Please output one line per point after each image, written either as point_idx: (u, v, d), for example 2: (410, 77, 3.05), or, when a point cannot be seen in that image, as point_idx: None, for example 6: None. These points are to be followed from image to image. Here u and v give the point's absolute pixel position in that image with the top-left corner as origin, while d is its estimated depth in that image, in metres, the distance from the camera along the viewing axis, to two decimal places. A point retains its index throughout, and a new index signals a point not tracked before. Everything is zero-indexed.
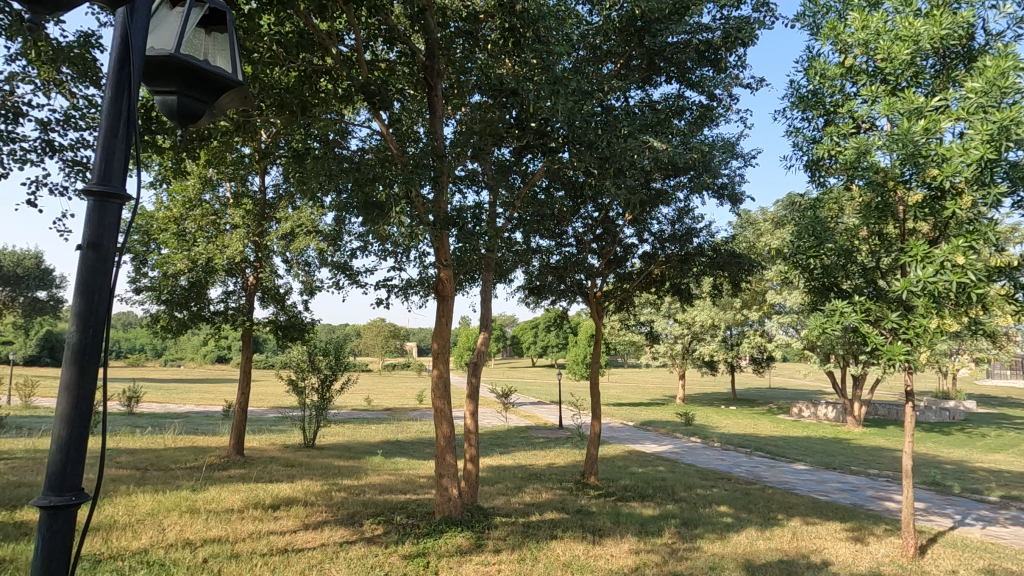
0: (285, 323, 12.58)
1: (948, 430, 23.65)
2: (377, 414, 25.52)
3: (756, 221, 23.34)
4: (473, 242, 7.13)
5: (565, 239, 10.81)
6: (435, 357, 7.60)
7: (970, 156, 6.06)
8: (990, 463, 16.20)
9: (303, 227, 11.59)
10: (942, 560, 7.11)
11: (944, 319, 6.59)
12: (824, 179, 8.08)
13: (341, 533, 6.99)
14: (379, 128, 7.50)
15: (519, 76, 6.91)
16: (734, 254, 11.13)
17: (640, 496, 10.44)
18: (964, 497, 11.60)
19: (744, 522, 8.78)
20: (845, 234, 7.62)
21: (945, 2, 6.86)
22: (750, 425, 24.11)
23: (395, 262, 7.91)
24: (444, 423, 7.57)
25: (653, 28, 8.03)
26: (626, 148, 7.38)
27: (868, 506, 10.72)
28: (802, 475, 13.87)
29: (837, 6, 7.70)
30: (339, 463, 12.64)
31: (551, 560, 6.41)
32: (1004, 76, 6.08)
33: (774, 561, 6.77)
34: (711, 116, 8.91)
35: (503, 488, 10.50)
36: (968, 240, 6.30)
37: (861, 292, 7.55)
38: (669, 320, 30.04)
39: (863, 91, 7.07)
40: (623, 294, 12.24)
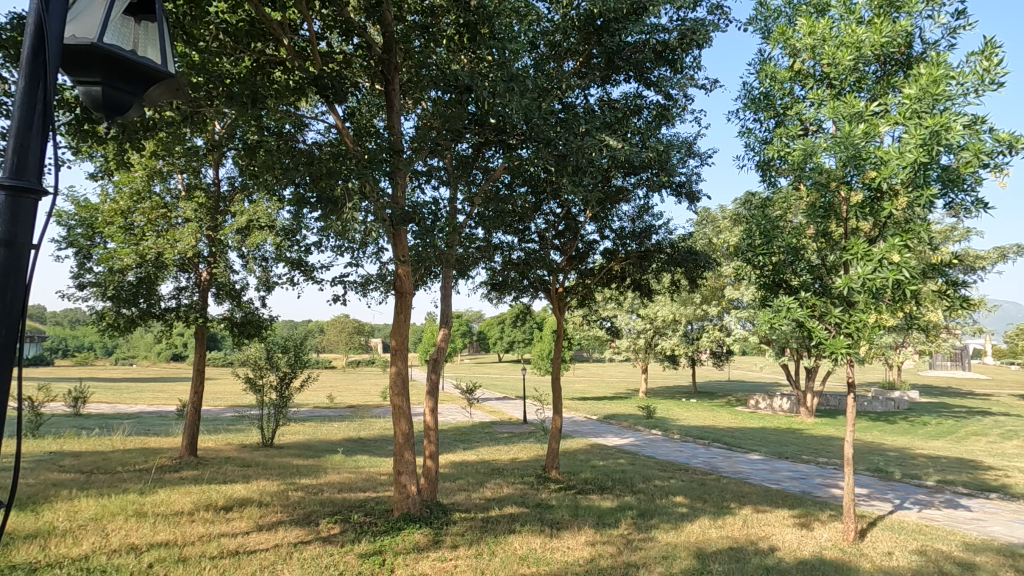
0: (240, 320, 12.22)
1: (893, 419, 24.86)
2: (340, 412, 25.12)
3: (715, 218, 23.86)
4: (431, 239, 7.09)
5: (528, 235, 10.87)
6: (393, 354, 7.51)
7: (906, 159, 6.37)
8: (929, 450, 17.12)
9: (259, 221, 11.27)
10: (880, 543, 7.49)
11: (882, 314, 6.93)
12: (774, 178, 8.34)
13: (296, 533, 6.88)
14: (335, 121, 7.36)
15: (475, 73, 6.90)
16: (691, 250, 11.37)
17: (600, 489, 10.63)
18: (904, 483, 12.24)
19: (698, 512, 9.04)
20: (793, 233, 7.92)
21: (885, 11, 7.19)
22: (709, 418, 24.81)
23: (352, 257, 7.82)
24: (402, 420, 7.47)
25: (611, 28, 8.15)
26: (582, 146, 7.45)
27: (815, 493, 11.19)
28: (756, 465, 14.34)
29: (787, 11, 7.97)
30: (297, 462, 12.40)
31: (508, 553, 6.47)
32: (937, 83, 6.39)
33: (724, 549, 7.01)
34: (668, 116, 9.09)
35: (465, 484, 10.51)
36: (903, 239, 6.63)
37: (808, 288, 7.85)
38: (632, 315, 30.62)
39: (810, 95, 7.34)
40: (585, 290, 12.37)
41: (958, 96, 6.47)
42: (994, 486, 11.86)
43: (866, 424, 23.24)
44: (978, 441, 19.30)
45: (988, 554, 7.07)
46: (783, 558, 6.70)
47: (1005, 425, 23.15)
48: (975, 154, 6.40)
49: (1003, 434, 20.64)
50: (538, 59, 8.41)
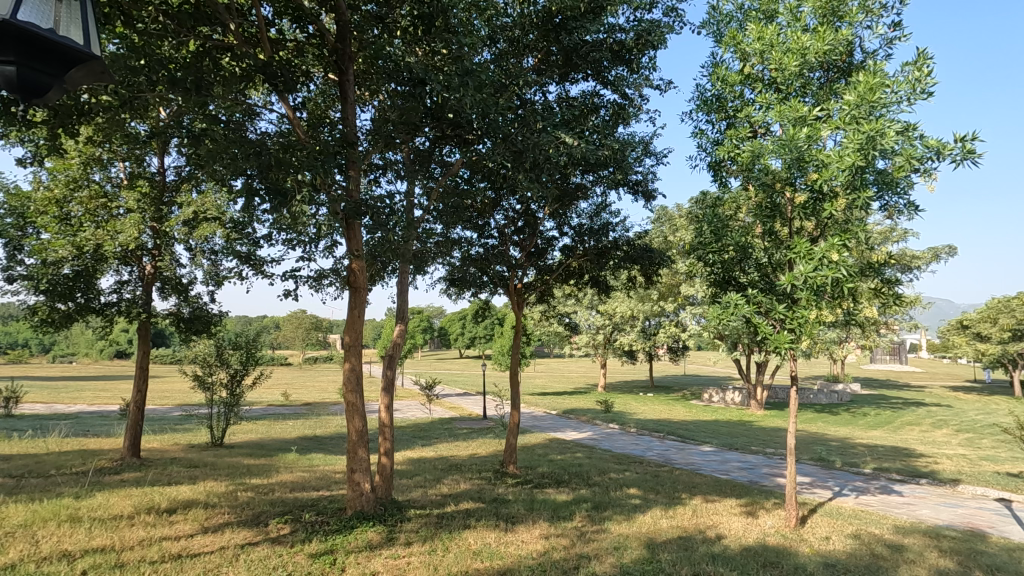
0: (188, 316, 11.73)
1: (836, 410, 26.12)
2: (295, 409, 24.51)
3: (672, 217, 24.40)
4: (386, 233, 6.99)
5: (487, 231, 10.85)
6: (347, 350, 7.37)
7: (845, 163, 6.66)
8: (867, 440, 18.08)
9: (207, 213, 10.86)
10: (818, 528, 7.87)
11: (822, 310, 7.28)
12: (725, 178, 8.60)
13: (244, 535, 6.69)
14: (285, 111, 7.15)
15: (429, 66, 6.85)
16: (647, 248, 11.59)
17: (556, 482, 10.77)
18: (844, 471, 12.91)
19: (650, 503, 9.27)
20: (741, 231, 8.21)
21: (829, 20, 7.50)
22: (664, 411, 25.49)
23: (304, 251, 7.65)
24: (356, 418, 7.33)
25: (569, 25, 8.21)
26: (538, 142, 7.49)
27: (762, 482, 11.65)
28: (707, 456, 14.80)
29: (739, 16, 8.21)
30: (248, 462, 12.07)
31: (462, 549, 6.47)
32: (874, 91, 6.71)
33: (673, 538, 7.21)
34: (624, 115, 9.23)
35: (422, 480, 10.45)
36: (842, 239, 6.94)
37: (756, 285, 8.15)
38: (592, 311, 31.40)
39: (758, 98, 7.58)
40: (544, 287, 12.46)
41: (893, 104, 6.82)
42: (924, 472, 12.62)
43: (810, 415, 24.33)
44: (912, 430, 20.49)
45: (916, 536, 7.52)
46: (728, 546, 6.94)
47: (937, 415, 24.67)
48: (908, 158, 6.74)
49: (934, 423, 21.99)
50: (498, 54, 8.39)
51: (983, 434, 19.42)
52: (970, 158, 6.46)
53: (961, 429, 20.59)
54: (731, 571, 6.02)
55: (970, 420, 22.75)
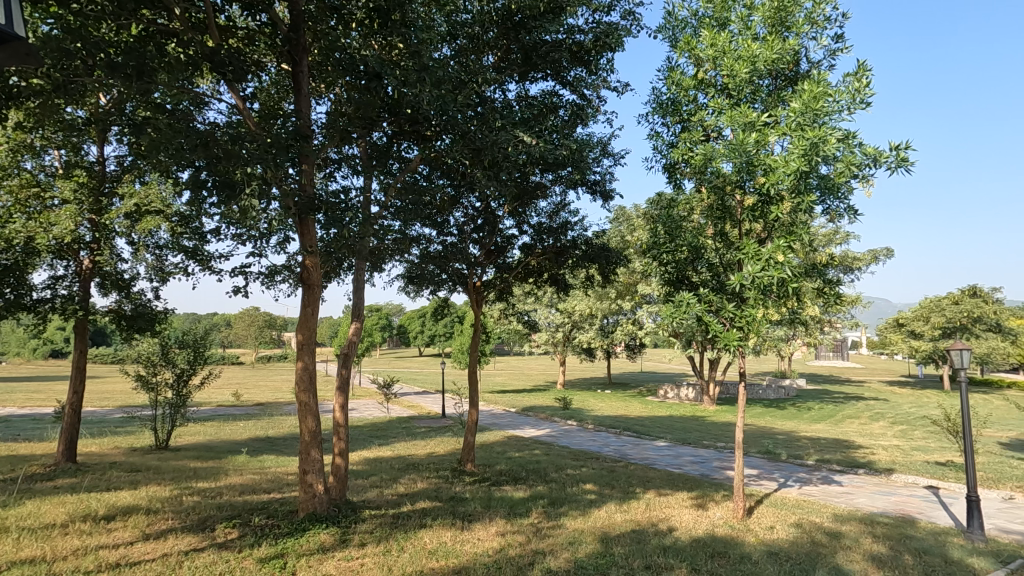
0: (130, 313, 11.17)
1: (782, 405, 27.24)
2: (246, 410, 23.69)
3: (630, 217, 24.86)
4: (341, 230, 6.82)
5: (446, 228, 10.78)
6: (299, 348, 7.16)
7: (790, 168, 6.94)
8: (811, 432, 18.96)
9: (151, 205, 10.35)
10: (764, 518, 8.19)
11: (768, 309, 7.55)
12: (679, 180, 8.82)
13: (188, 541, 6.44)
14: (235, 101, 6.90)
15: (385, 61, 6.74)
16: (605, 247, 11.76)
17: (513, 479, 10.82)
18: (789, 463, 13.49)
19: (605, 498, 9.44)
20: (694, 232, 8.45)
21: (777, 30, 7.80)
22: (621, 408, 26.03)
23: (254, 247, 7.41)
24: (309, 418, 7.14)
25: (529, 24, 8.25)
26: (496, 140, 7.49)
27: (712, 476, 12.04)
28: (661, 451, 15.19)
29: (693, 22, 8.42)
30: (194, 465, 11.61)
31: (416, 549, 6.42)
32: (818, 100, 7.02)
33: (627, 532, 7.36)
34: (583, 115, 9.33)
35: (378, 480, 10.31)
36: (787, 241, 7.21)
37: (707, 285, 8.39)
38: (552, 309, 31.71)
39: (711, 103, 7.81)
40: (503, 285, 12.45)
41: (834, 112, 7.15)
42: (862, 463, 13.33)
43: (759, 410, 25.30)
44: (852, 423, 21.64)
45: (853, 523, 7.93)
46: (679, 538, 7.14)
47: (874, 408, 26.07)
48: (848, 165, 7.09)
49: (872, 417, 23.27)
50: (458, 50, 8.32)
51: (915, 426, 20.66)
52: (903, 165, 6.84)
53: (896, 421, 21.84)
54: (682, 562, 6.18)
55: (905, 413, 24.17)
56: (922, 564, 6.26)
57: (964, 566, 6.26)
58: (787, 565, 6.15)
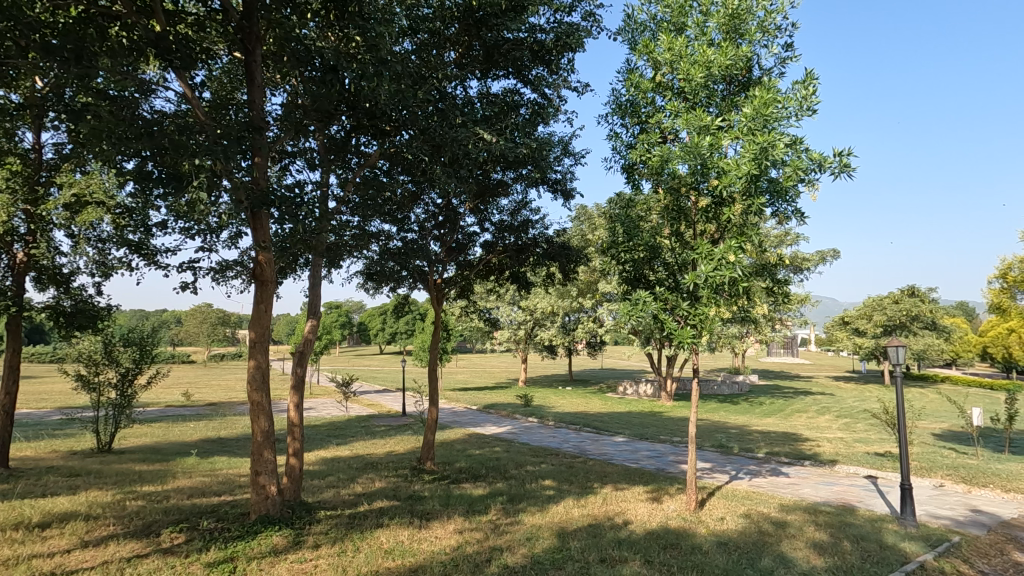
0: (69, 310, 10.58)
1: (736, 400, 28.16)
2: (197, 410, 22.83)
3: (591, 215, 25.16)
4: (296, 225, 6.63)
5: (407, 224, 10.65)
6: (252, 346, 6.94)
7: (742, 170, 7.17)
8: (762, 426, 19.70)
9: (92, 196, 9.81)
10: (715, 510, 8.46)
11: (720, 308, 7.78)
12: (638, 181, 8.99)
13: (130, 547, 6.17)
14: (184, 89, 6.62)
15: (342, 53, 6.59)
16: (565, 246, 11.85)
17: (473, 477, 10.83)
18: (741, 455, 13.99)
19: (563, 493, 9.56)
20: (651, 232, 8.66)
21: (731, 37, 8.04)
22: (581, 404, 26.38)
23: (204, 242, 7.15)
24: (262, 418, 6.94)
25: (490, 22, 8.24)
26: (456, 137, 7.45)
27: (667, 470, 12.37)
28: (619, 446, 15.48)
29: (652, 26, 8.59)
30: (139, 468, 11.13)
31: (372, 548, 6.35)
32: (768, 106, 7.27)
33: (583, 526, 7.48)
34: (543, 115, 9.38)
35: (334, 481, 10.13)
36: (738, 242, 7.46)
37: (663, 283, 8.60)
38: (514, 307, 31.84)
39: (668, 106, 7.98)
40: (464, 282, 12.39)
41: (783, 118, 7.43)
42: (808, 454, 13.94)
43: (714, 405, 26.13)
44: (800, 417, 22.59)
45: (797, 512, 8.28)
46: (634, 531, 7.31)
47: (820, 402, 27.29)
48: (795, 169, 7.37)
49: (818, 410, 24.38)
50: (419, 44, 8.22)
51: (857, 419, 21.77)
52: (845, 171, 7.16)
53: (840, 415, 22.96)
54: (635, 554, 6.33)
55: (848, 407, 25.40)
56: (859, 549, 6.59)
57: (897, 550, 6.63)
58: (735, 554, 6.37)
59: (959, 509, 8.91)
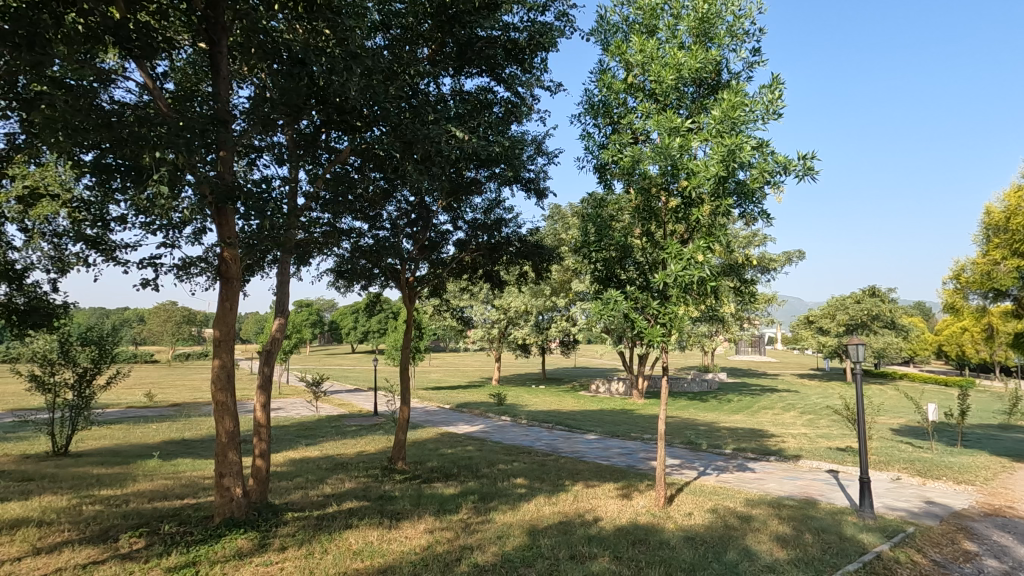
0: (23, 308, 10.13)
1: (705, 398, 28.73)
2: (159, 411, 22.12)
3: (565, 215, 25.30)
4: (263, 221, 6.48)
5: (378, 222, 10.53)
6: (217, 345, 6.75)
7: (710, 172, 7.31)
8: (730, 423, 20.14)
9: (48, 188, 9.41)
10: (683, 505, 8.61)
11: (689, 307, 7.92)
12: (610, 181, 9.08)
13: (86, 553, 5.96)
14: (145, 79, 6.41)
15: (311, 46, 6.47)
16: (538, 245, 11.88)
17: (445, 476, 10.78)
18: (709, 452, 14.27)
19: (535, 491, 9.60)
20: (622, 232, 8.76)
21: (701, 41, 8.18)
22: (555, 403, 26.51)
23: (166, 238, 6.93)
24: (226, 418, 6.76)
25: (464, 19, 8.17)
26: (428, 134, 7.38)
27: (638, 466, 12.54)
28: (591, 444, 15.63)
29: (624, 28, 8.68)
30: (98, 471, 10.75)
31: (341, 550, 6.27)
32: (736, 109, 7.42)
33: (554, 523, 7.53)
34: (516, 113, 9.38)
35: (303, 482, 9.95)
36: (707, 242, 7.58)
37: (634, 283, 8.69)
38: (487, 306, 31.82)
39: (640, 107, 8.07)
40: (437, 281, 12.31)
41: (750, 121, 7.60)
42: (773, 450, 14.30)
43: (684, 403, 26.57)
44: (767, 413, 23.16)
45: (762, 507, 8.49)
46: (604, 527, 7.38)
47: (786, 399, 28.05)
48: (761, 171, 7.53)
49: (784, 407, 25.04)
50: (391, 40, 8.14)
51: (821, 415, 22.45)
52: (809, 174, 7.36)
53: (805, 411, 23.65)
54: (604, 550, 6.39)
55: (813, 403, 26.16)
56: (820, 541, 6.79)
57: (855, 541, 6.85)
58: (702, 548, 6.50)
59: (914, 501, 9.27)
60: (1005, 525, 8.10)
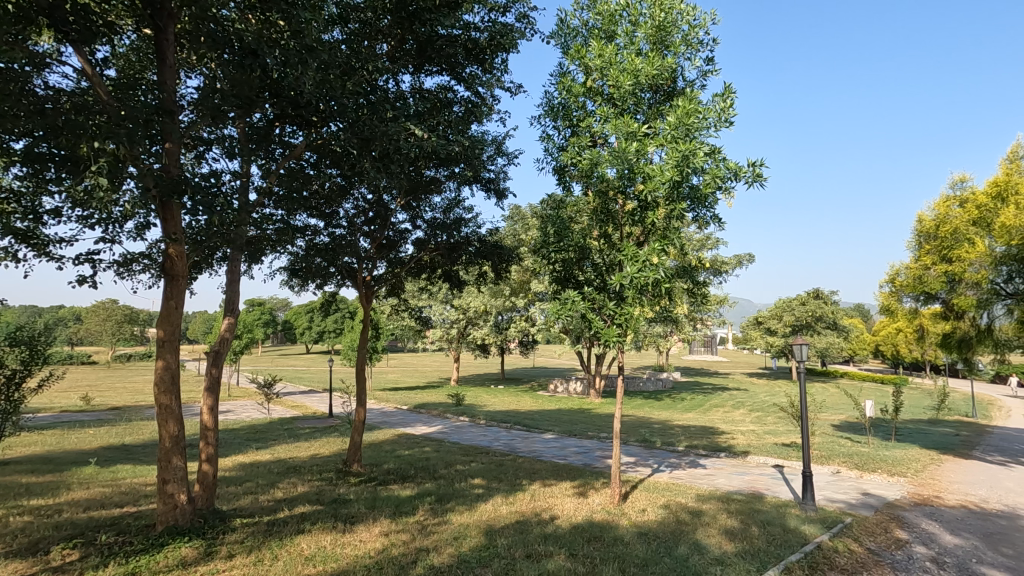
0: None
1: (660, 396, 29.44)
2: (97, 415, 20.92)
3: (524, 216, 25.42)
4: (211, 217, 6.22)
5: (334, 220, 10.31)
6: (160, 345, 6.43)
7: (666, 176, 7.50)
8: (683, 421, 20.70)
9: None
10: (637, 502, 8.79)
11: (644, 308, 8.09)
12: (568, 183, 9.18)
13: (12, 568, 5.57)
14: (83, 65, 6.07)
15: (264, 37, 6.26)
16: (497, 245, 11.89)
17: (401, 478, 10.64)
18: (663, 449, 14.64)
19: (492, 491, 9.60)
20: (580, 233, 8.88)
21: (658, 49, 8.38)
22: (513, 402, 26.61)
23: (106, 232, 6.57)
24: (170, 422, 6.45)
25: (424, 16, 7.98)
26: (386, 131, 7.24)
27: (594, 465, 12.74)
28: (548, 443, 15.78)
29: (583, 32, 8.80)
30: (27, 480, 10.08)
31: (292, 556, 6.10)
32: (689, 116, 7.62)
33: (510, 523, 7.56)
34: (476, 113, 9.35)
35: (253, 486, 9.64)
36: (661, 245, 7.76)
37: (591, 284, 8.82)
38: (446, 306, 31.61)
39: (598, 111, 8.19)
40: (395, 280, 12.13)
41: (703, 128, 7.84)
42: (723, 447, 14.79)
43: (639, 401, 27.15)
44: (717, 411, 23.94)
45: (712, 502, 8.77)
46: (560, 525, 7.47)
47: (736, 397, 29.05)
48: (713, 177, 7.77)
49: (734, 405, 25.95)
50: (349, 35, 7.98)
51: (768, 412, 23.37)
52: (758, 181, 7.66)
53: (753, 409, 24.56)
54: (560, 548, 6.46)
55: (761, 401, 27.20)
56: (765, 534, 7.07)
57: (798, 532, 7.17)
58: (654, 543, 6.66)
59: (852, 493, 9.78)
60: (932, 513, 8.65)
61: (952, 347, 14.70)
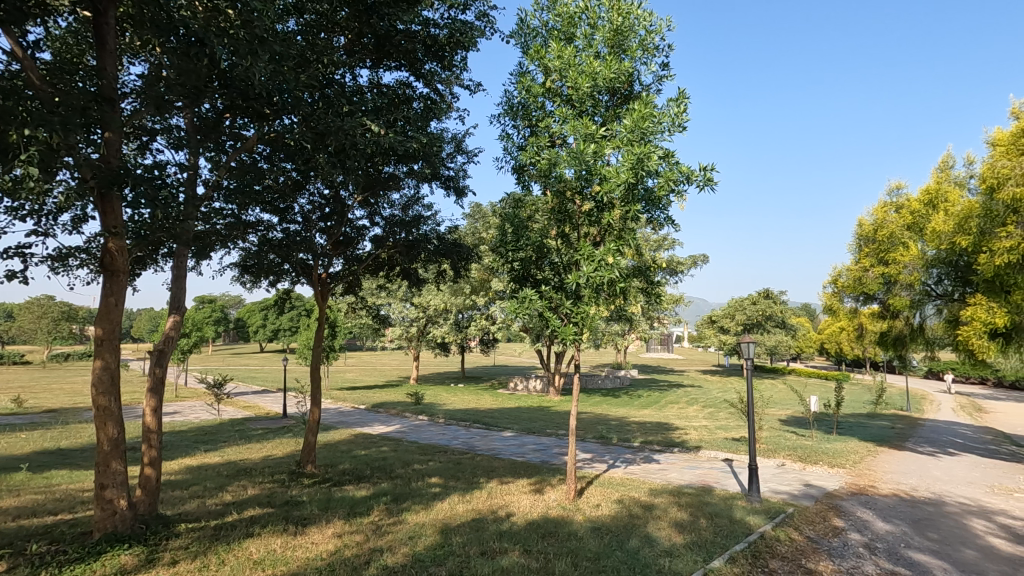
0: None
1: (618, 394, 29.95)
2: (31, 418, 19.75)
3: (485, 214, 25.37)
4: (154, 210, 5.95)
5: (288, 215, 10.06)
6: (98, 344, 6.10)
7: (621, 178, 7.66)
8: (639, 417, 21.17)
9: None
10: (591, 498, 8.94)
11: (599, 306, 8.23)
12: (527, 182, 9.25)
13: None
14: (13, 46, 5.69)
15: (212, 25, 6.02)
16: (457, 244, 11.82)
17: (356, 478, 10.47)
18: (619, 445, 14.93)
19: (449, 490, 9.58)
20: (538, 232, 8.96)
21: (616, 52, 8.54)
22: (472, 401, 26.55)
23: (38, 225, 6.20)
24: (110, 425, 6.16)
25: (382, 11, 7.85)
26: (341, 126, 7.08)
27: (551, 461, 12.87)
28: (507, 441, 15.84)
29: (543, 33, 8.86)
30: None
31: (240, 560, 5.95)
32: (645, 120, 7.81)
33: (467, 521, 7.57)
34: (435, 109, 9.28)
35: (200, 490, 9.30)
36: (617, 245, 7.93)
37: (549, 282, 8.90)
38: (406, 303, 31.26)
39: (557, 111, 8.28)
40: (351, 278, 11.94)
41: (658, 132, 8.04)
42: (676, 442, 15.21)
43: (597, 399, 27.53)
44: (672, 408, 24.56)
45: (663, 495, 9.02)
46: (515, 522, 7.53)
47: (690, 394, 29.86)
48: (667, 180, 7.99)
49: (688, 401, 26.68)
50: (304, 26, 7.75)
51: (720, 408, 24.13)
52: (709, 184, 7.91)
53: (706, 405, 25.33)
54: (515, 545, 6.52)
55: (713, 398, 28.06)
56: (713, 525, 7.33)
57: (743, 523, 7.46)
58: (607, 537, 6.81)
59: (795, 484, 10.24)
60: (867, 502, 9.15)
61: (888, 345, 15.58)
